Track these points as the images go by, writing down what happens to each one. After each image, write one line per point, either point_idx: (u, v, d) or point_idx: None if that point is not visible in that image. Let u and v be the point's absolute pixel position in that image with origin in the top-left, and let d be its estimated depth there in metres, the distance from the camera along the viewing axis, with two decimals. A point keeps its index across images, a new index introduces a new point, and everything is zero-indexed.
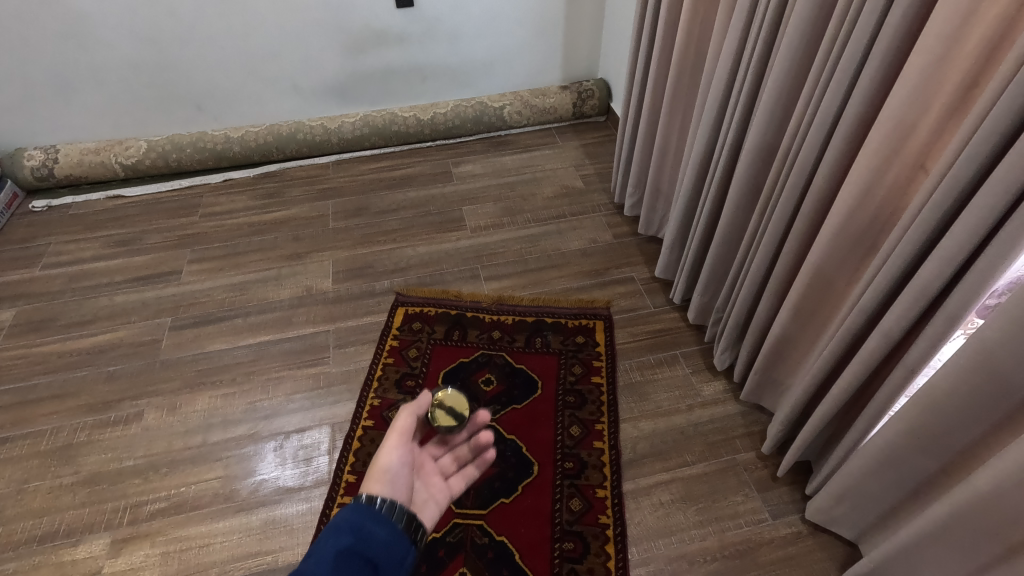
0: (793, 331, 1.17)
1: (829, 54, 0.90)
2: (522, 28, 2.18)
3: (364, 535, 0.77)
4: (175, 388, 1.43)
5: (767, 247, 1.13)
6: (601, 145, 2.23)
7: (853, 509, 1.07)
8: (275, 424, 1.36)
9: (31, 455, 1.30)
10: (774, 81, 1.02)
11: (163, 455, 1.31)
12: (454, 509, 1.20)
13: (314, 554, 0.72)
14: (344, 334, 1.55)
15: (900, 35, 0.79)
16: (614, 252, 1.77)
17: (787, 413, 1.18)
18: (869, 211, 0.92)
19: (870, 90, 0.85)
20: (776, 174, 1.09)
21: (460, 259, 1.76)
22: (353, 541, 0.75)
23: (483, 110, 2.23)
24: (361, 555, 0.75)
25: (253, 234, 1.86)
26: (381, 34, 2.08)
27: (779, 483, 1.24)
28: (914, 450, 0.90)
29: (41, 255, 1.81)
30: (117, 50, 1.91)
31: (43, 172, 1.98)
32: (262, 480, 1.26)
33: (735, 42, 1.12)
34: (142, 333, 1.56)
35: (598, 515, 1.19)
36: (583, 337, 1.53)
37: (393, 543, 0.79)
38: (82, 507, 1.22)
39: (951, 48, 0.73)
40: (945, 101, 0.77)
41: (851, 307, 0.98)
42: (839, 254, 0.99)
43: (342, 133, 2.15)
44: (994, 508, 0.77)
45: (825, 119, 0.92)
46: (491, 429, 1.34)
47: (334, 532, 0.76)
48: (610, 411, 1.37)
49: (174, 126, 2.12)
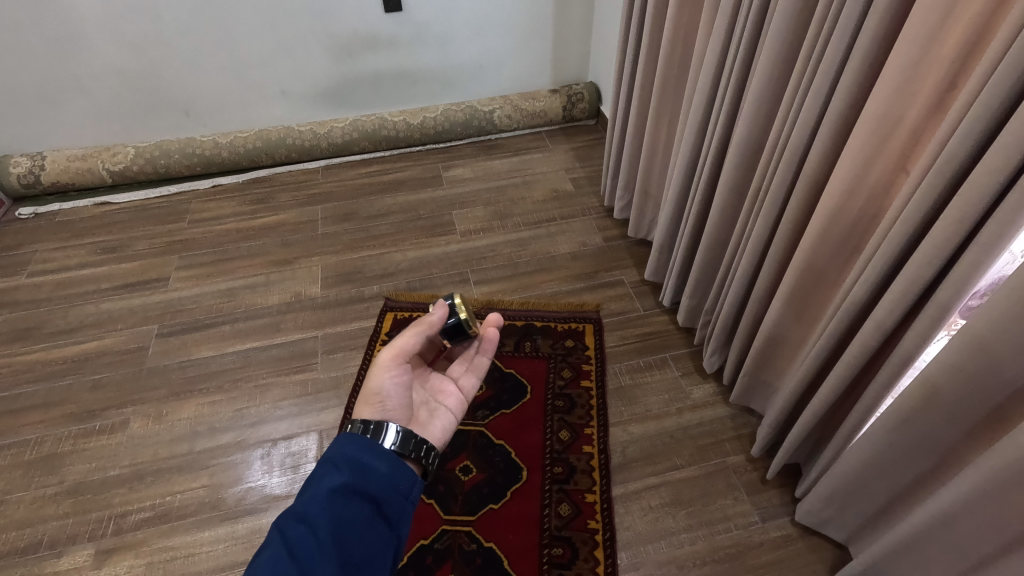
0: (780, 333, 1.17)
1: (810, 57, 0.90)
2: (511, 32, 2.18)
3: (359, 470, 0.76)
4: (162, 396, 1.42)
5: (753, 250, 1.13)
6: (591, 148, 2.23)
7: (842, 511, 1.07)
8: (263, 431, 1.35)
9: (14, 465, 1.29)
10: (757, 84, 1.02)
11: (148, 464, 1.29)
12: (442, 516, 1.20)
13: (307, 492, 0.73)
14: (332, 340, 1.54)
15: (879, 37, 0.79)
16: (604, 255, 1.77)
17: (776, 415, 1.17)
18: (852, 212, 0.92)
19: (851, 91, 0.85)
20: (761, 176, 1.09)
21: (449, 263, 1.76)
22: (346, 479, 0.74)
23: (473, 114, 2.23)
24: (356, 493, 0.74)
25: (241, 240, 1.85)
26: (370, 38, 2.08)
27: (768, 486, 1.24)
28: (901, 450, 0.89)
29: (27, 262, 1.79)
30: (104, 56, 1.91)
31: (29, 179, 1.97)
32: (249, 489, 1.25)
33: (719, 44, 1.12)
34: (128, 340, 1.55)
35: (587, 520, 1.19)
36: (572, 340, 1.53)
37: (392, 477, 0.77)
38: (66, 517, 1.21)
39: (929, 48, 0.73)
40: (924, 102, 0.77)
41: (836, 308, 0.98)
42: (825, 254, 0.99)
43: (331, 138, 2.14)
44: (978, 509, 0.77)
45: (808, 120, 0.92)
46: (480, 435, 1.33)
47: (329, 466, 0.76)
48: (599, 415, 1.36)
49: (161, 132, 2.11)
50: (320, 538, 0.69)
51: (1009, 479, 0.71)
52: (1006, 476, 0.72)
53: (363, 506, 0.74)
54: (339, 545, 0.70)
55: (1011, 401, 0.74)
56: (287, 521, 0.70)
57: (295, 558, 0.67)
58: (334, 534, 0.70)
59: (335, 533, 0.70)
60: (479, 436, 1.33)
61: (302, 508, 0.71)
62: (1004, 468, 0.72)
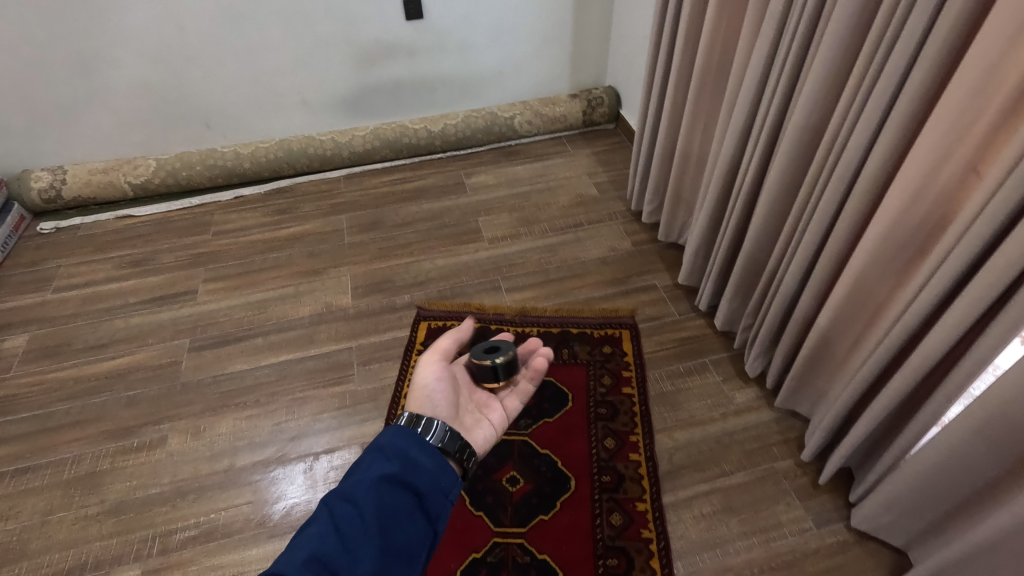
0: (833, 335, 1.17)
1: (874, 57, 0.91)
2: (531, 38, 2.18)
3: (407, 463, 0.74)
4: (199, 411, 1.40)
5: (806, 251, 1.13)
6: (612, 152, 2.22)
7: (903, 516, 1.05)
8: (304, 445, 1.33)
9: (53, 485, 1.27)
10: (812, 85, 1.02)
11: (189, 481, 1.27)
12: (493, 528, 1.18)
13: (355, 476, 0.72)
14: (367, 351, 1.52)
15: (952, 35, 0.79)
16: (635, 260, 1.76)
17: (830, 420, 1.16)
18: (918, 213, 0.92)
19: (919, 90, 0.85)
20: (814, 178, 1.09)
21: (479, 271, 1.74)
22: (395, 468, 0.73)
23: (493, 120, 2.22)
24: (403, 484, 0.72)
25: (268, 251, 1.84)
26: (392, 46, 2.07)
27: (820, 491, 1.22)
28: (971, 457, 0.88)
29: (52, 278, 1.77)
30: (126, 69, 1.89)
31: (51, 193, 1.95)
32: (294, 504, 1.23)
33: (767, 46, 1.13)
34: (161, 355, 1.53)
35: (640, 529, 1.17)
36: (610, 347, 1.52)
37: (439, 475, 0.75)
38: (110, 538, 1.19)
39: (1009, 48, 0.74)
40: (1001, 102, 0.77)
41: (900, 311, 0.97)
42: (887, 256, 0.99)
43: (353, 146, 2.13)
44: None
45: (872, 119, 0.92)
46: (524, 444, 1.32)
47: (379, 455, 0.75)
48: (643, 422, 1.35)
49: (182, 144, 2.10)
50: (365, 522, 0.67)
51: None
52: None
53: (407, 499, 0.72)
54: (381, 534, 0.67)
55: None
56: (335, 501, 0.69)
57: (337, 539, 0.66)
58: (379, 520, 0.68)
59: (379, 520, 0.68)
60: (523, 446, 1.31)
61: (350, 490, 0.70)
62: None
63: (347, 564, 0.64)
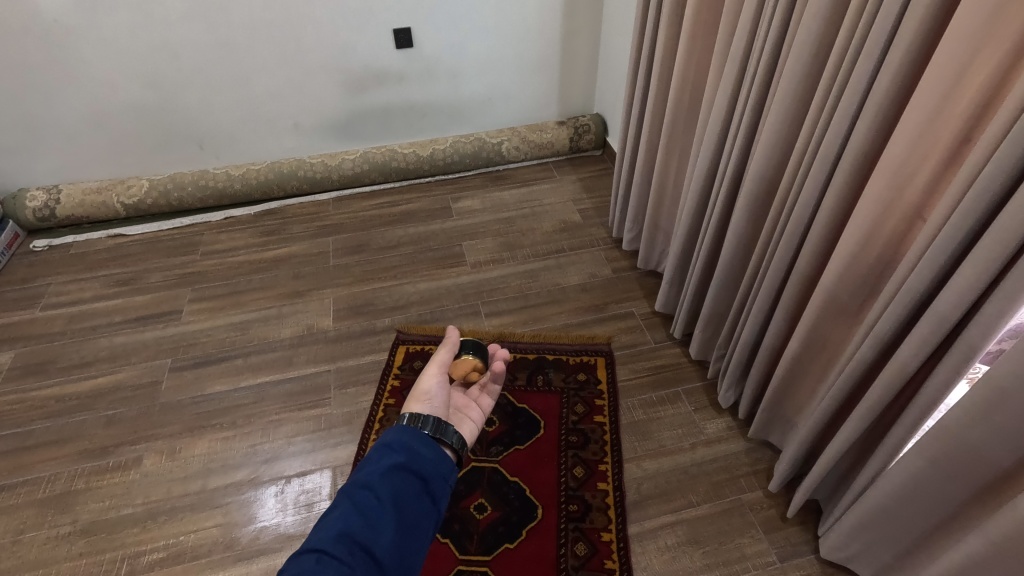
0: (799, 368, 1.18)
1: (824, 105, 0.93)
2: (519, 66, 2.23)
3: (412, 453, 0.74)
4: (175, 432, 1.42)
5: (768, 288, 1.15)
6: (598, 179, 2.26)
7: (865, 549, 1.06)
8: (277, 468, 1.35)
9: (27, 504, 1.29)
10: (770, 128, 1.06)
11: (161, 502, 1.29)
12: (458, 556, 1.19)
13: (365, 468, 0.71)
14: (345, 374, 1.54)
15: (893, 89, 0.82)
16: (614, 287, 1.78)
17: (795, 452, 1.17)
18: (871, 255, 0.94)
19: (865, 139, 0.88)
20: (777, 215, 1.12)
21: (460, 295, 1.77)
22: (402, 459, 0.73)
23: (482, 146, 2.26)
24: (412, 471, 0.72)
25: (254, 272, 1.87)
26: (383, 73, 2.13)
27: (787, 524, 1.23)
28: (919, 498, 0.88)
29: (41, 295, 1.81)
30: (122, 93, 1.95)
31: (44, 212, 2.00)
32: (264, 527, 1.24)
33: (730, 88, 1.16)
34: (142, 375, 1.56)
35: (604, 560, 1.18)
36: (585, 374, 1.53)
37: (443, 462, 0.75)
38: (79, 558, 1.20)
39: (943, 104, 0.76)
40: (940, 153, 0.80)
41: (853, 349, 0.99)
42: (843, 294, 1.01)
43: (342, 170, 2.17)
44: (981, 570, 0.76)
45: (823, 165, 0.95)
46: (494, 471, 1.33)
47: (385, 450, 0.74)
48: (613, 451, 1.36)
49: (176, 165, 2.15)
50: (385, 506, 0.68)
51: (1013, 545, 0.70)
52: (1015, 537, 0.70)
53: (415, 486, 0.72)
54: (399, 516, 0.68)
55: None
56: (352, 489, 0.68)
57: (362, 517, 0.66)
58: (396, 504, 0.69)
59: (396, 504, 0.69)
60: (493, 473, 1.33)
61: (363, 478, 0.70)
62: (1006, 531, 0.71)
63: (372, 539, 0.65)
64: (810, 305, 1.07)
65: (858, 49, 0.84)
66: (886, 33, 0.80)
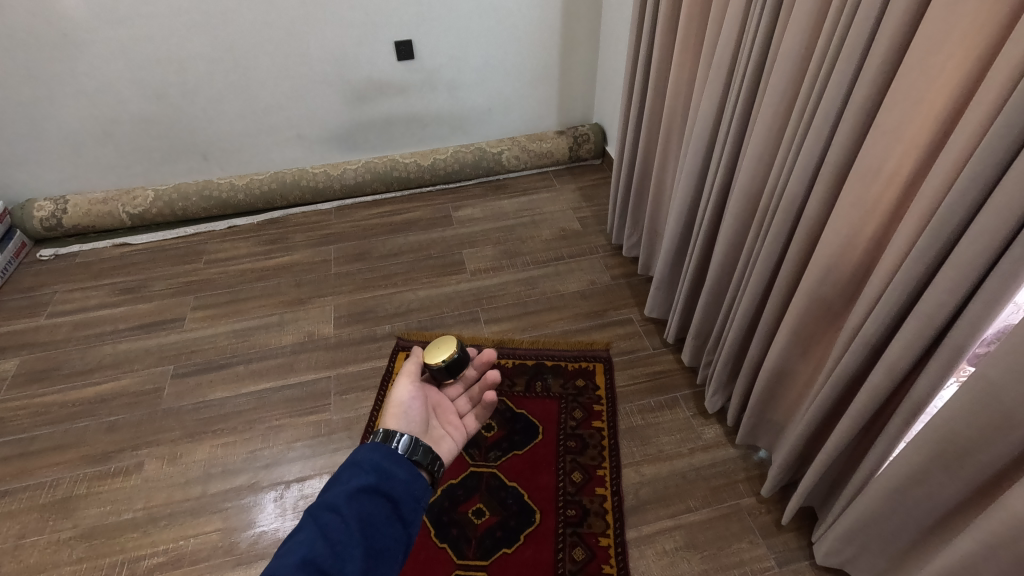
0: (787, 373, 1.18)
1: (806, 111, 0.95)
2: (518, 77, 2.26)
3: (384, 475, 0.75)
4: (176, 437, 1.43)
5: (754, 294, 1.16)
6: (598, 187, 2.28)
7: (862, 554, 1.05)
8: (276, 473, 1.35)
9: (29, 509, 1.30)
10: (757, 134, 1.07)
11: (162, 507, 1.30)
12: (454, 560, 1.19)
13: (334, 489, 0.72)
14: (345, 380, 1.55)
15: (872, 97, 0.84)
16: (612, 293, 1.79)
17: (787, 457, 1.17)
18: (856, 259, 0.94)
19: (847, 144, 0.89)
20: (762, 221, 1.13)
21: (460, 302, 1.78)
22: (373, 480, 0.73)
23: (482, 155, 2.29)
24: (380, 493, 0.73)
25: (256, 280, 1.89)
26: (383, 85, 2.16)
27: (784, 529, 1.23)
28: (913, 500, 0.88)
29: (46, 303, 1.83)
30: (128, 105, 1.99)
31: (51, 222, 2.03)
32: (263, 532, 1.25)
33: (717, 95, 1.19)
34: (145, 381, 1.57)
35: (601, 565, 1.18)
36: (583, 380, 1.54)
37: (413, 484, 0.76)
38: (80, 562, 1.21)
39: (919, 108, 0.77)
40: (918, 157, 0.80)
41: (840, 353, 0.99)
42: (830, 298, 1.01)
43: (344, 180, 2.20)
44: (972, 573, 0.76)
45: (807, 170, 0.96)
46: (493, 476, 1.33)
47: (356, 470, 0.75)
48: (611, 456, 1.36)
49: (181, 175, 2.18)
50: (352, 530, 0.68)
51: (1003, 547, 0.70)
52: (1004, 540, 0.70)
53: (383, 508, 0.72)
54: (365, 538, 0.69)
55: (1018, 462, 0.73)
56: (320, 509, 0.70)
57: (325, 540, 0.67)
58: (364, 528, 0.69)
59: (363, 527, 0.69)
60: (491, 478, 1.33)
61: (332, 499, 0.70)
62: (995, 532, 0.70)
63: (338, 564, 0.66)
64: (792, 312, 1.07)
65: (836, 57, 0.86)
66: (864, 37, 0.81)
